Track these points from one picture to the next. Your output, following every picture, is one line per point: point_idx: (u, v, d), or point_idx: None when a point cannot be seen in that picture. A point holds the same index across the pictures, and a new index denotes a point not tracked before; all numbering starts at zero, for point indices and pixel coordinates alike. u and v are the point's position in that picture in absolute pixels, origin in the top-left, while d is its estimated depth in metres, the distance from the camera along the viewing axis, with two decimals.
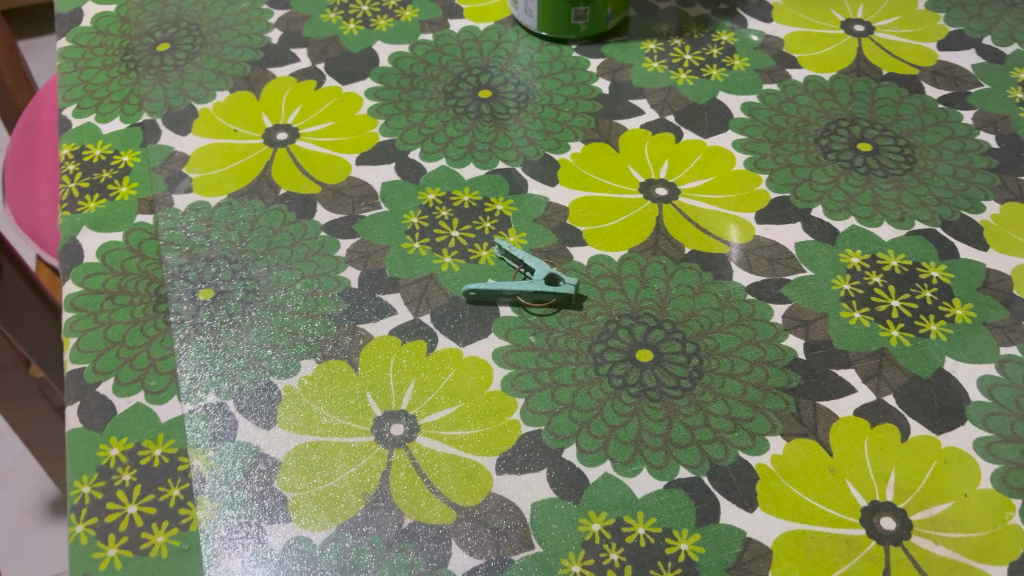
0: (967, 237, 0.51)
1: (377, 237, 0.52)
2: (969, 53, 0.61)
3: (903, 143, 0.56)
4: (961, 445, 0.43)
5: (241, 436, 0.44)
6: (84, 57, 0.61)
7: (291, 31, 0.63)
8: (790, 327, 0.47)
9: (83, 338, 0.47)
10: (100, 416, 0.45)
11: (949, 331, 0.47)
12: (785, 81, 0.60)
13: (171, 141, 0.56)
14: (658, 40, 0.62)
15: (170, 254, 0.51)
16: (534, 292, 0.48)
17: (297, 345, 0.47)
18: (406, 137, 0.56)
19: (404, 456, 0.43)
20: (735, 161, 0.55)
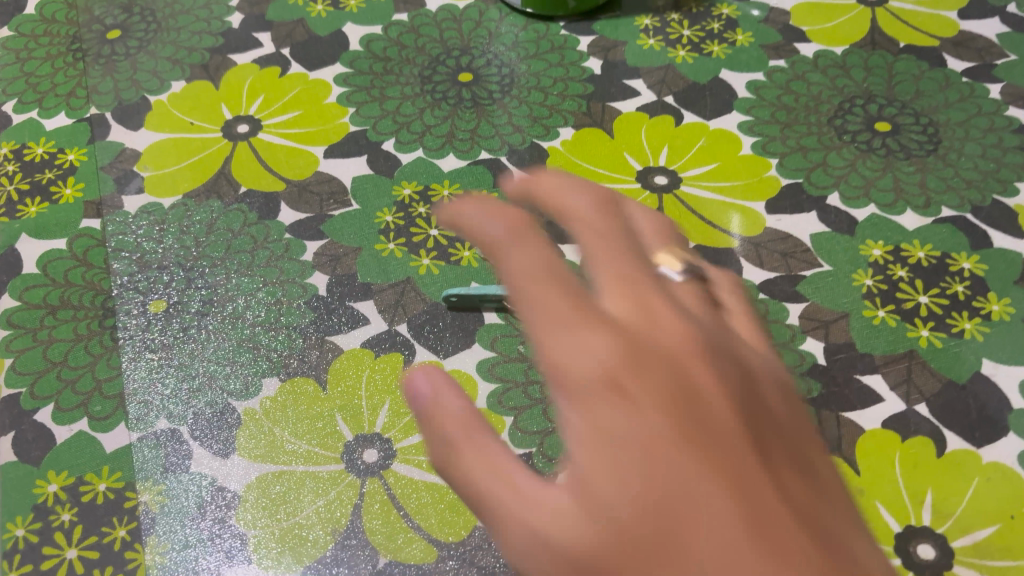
0: (1000, 224, 0.46)
1: (347, 239, 0.47)
2: (993, 22, 0.56)
3: (924, 122, 0.51)
4: (1004, 459, 0.38)
5: (196, 466, 0.39)
6: (27, 47, 0.56)
7: (254, 14, 0.58)
8: (808, 329, 0.43)
9: (20, 359, 0.42)
10: (37, 448, 0.40)
11: (986, 329, 0.42)
12: (793, 56, 0.54)
13: (122, 138, 0.51)
14: (654, 14, 0.57)
15: (119, 262, 0.46)
16: None
17: (258, 362, 0.42)
18: (378, 126, 0.51)
19: (378, 486, 0.38)
20: (741, 145, 0.50)
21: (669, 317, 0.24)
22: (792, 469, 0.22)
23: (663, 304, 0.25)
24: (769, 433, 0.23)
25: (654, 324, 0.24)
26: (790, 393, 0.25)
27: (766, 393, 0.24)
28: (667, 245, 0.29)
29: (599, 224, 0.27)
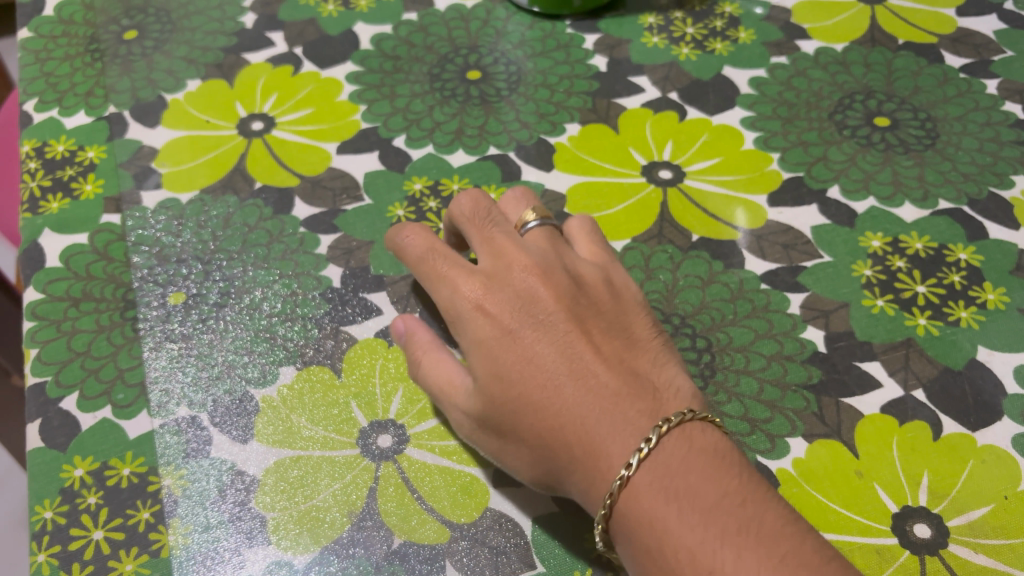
0: (996, 216, 0.47)
1: (360, 232, 0.48)
2: (990, 19, 0.57)
3: (923, 117, 0.52)
4: (998, 443, 0.40)
5: (216, 451, 0.40)
6: (46, 48, 0.58)
7: (267, 15, 0.60)
8: (809, 318, 0.44)
9: (45, 349, 0.44)
10: (63, 434, 0.41)
11: (981, 318, 0.43)
12: (794, 53, 0.56)
13: (140, 135, 0.53)
14: (658, 13, 0.59)
15: (139, 256, 0.47)
16: None
17: (275, 351, 0.44)
18: (389, 123, 0.53)
19: (392, 470, 0.40)
20: (743, 140, 0.51)
21: (522, 261, 0.39)
22: (602, 328, 0.38)
23: (509, 247, 0.40)
24: (587, 315, 0.38)
25: (509, 274, 0.38)
26: (612, 285, 0.40)
27: (591, 286, 0.39)
28: (527, 208, 0.43)
29: (468, 209, 0.42)
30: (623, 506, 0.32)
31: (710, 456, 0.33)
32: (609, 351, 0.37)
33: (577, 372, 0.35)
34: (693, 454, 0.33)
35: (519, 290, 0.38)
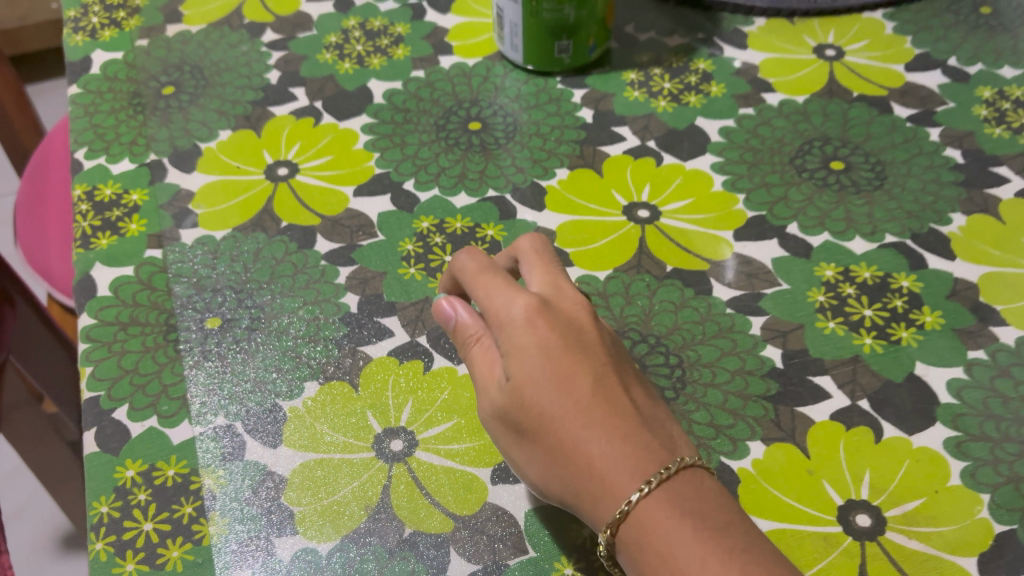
0: (935, 248, 0.54)
1: (374, 264, 0.54)
2: (935, 73, 0.64)
3: (873, 161, 0.58)
4: (931, 445, 0.45)
5: (250, 455, 0.46)
6: (93, 102, 0.65)
7: (290, 71, 0.67)
8: (768, 337, 0.50)
9: (98, 367, 0.50)
10: (116, 440, 0.47)
11: (920, 337, 0.50)
12: (760, 104, 0.63)
13: (178, 179, 0.59)
14: (639, 70, 0.66)
15: (179, 286, 0.53)
16: None
17: (300, 368, 0.50)
18: (400, 168, 0.60)
19: (404, 470, 0.46)
20: (713, 183, 0.58)
21: (572, 298, 0.42)
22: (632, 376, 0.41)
23: (564, 284, 0.43)
24: (621, 359, 0.41)
25: (559, 304, 0.42)
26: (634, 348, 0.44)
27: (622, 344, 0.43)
28: None
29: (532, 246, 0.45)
30: (630, 523, 0.36)
31: (716, 496, 0.37)
32: (636, 393, 0.40)
33: (610, 398, 0.39)
34: (704, 488, 0.37)
35: (568, 319, 0.41)
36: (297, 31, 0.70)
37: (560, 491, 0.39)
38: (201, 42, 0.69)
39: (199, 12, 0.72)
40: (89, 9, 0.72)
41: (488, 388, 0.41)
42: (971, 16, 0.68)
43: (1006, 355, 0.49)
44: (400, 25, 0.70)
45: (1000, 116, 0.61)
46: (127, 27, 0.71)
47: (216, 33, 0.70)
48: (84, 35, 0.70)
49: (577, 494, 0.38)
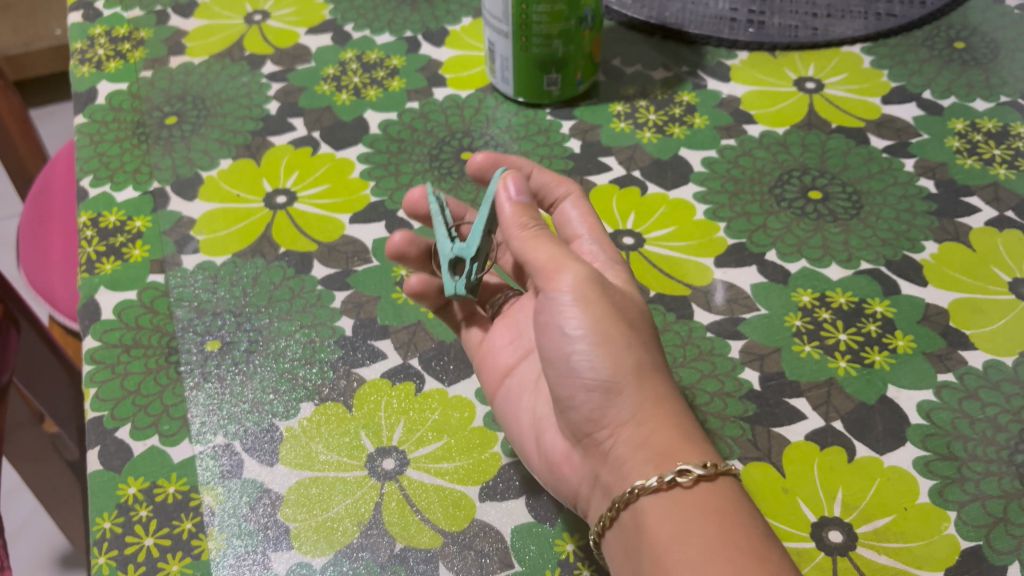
0: (908, 275, 0.56)
1: (369, 289, 0.57)
2: (910, 106, 0.67)
3: (850, 191, 0.61)
4: (901, 464, 0.47)
5: (247, 473, 0.48)
6: (99, 132, 0.67)
7: (289, 102, 0.69)
8: (746, 360, 0.52)
9: (101, 388, 0.51)
10: (119, 458, 0.48)
11: (892, 360, 0.52)
12: (742, 136, 0.65)
13: (180, 207, 0.61)
14: (625, 102, 0.68)
15: (181, 309, 0.55)
16: (449, 255, 0.50)
17: (297, 389, 0.52)
18: (394, 197, 0.62)
19: (395, 487, 0.47)
20: (695, 211, 0.60)
21: None
22: None
23: None
24: None
25: None
26: None
27: None
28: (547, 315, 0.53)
29: None
30: (716, 475, 0.39)
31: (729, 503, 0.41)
32: None
33: None
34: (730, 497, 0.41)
35: None
36: (297, 63, 0.73)
37: (634, 393, 0.41)
38: (203, 73, 0.72)
39: (201, 45, 0.74)
40: (95, 41, 0.75)
41: (579, 263, 0.45)
42: (945, 51, 0.70)
43: (974, 378, 0.51)
44: (395, 57, 0.73)
45: (972, 147, 0.63)
46: (132, 59, 0.73)
47: (217, 64, 0.73)
48: (90, 66, 0.73)
49: (656, 406, 0.41)
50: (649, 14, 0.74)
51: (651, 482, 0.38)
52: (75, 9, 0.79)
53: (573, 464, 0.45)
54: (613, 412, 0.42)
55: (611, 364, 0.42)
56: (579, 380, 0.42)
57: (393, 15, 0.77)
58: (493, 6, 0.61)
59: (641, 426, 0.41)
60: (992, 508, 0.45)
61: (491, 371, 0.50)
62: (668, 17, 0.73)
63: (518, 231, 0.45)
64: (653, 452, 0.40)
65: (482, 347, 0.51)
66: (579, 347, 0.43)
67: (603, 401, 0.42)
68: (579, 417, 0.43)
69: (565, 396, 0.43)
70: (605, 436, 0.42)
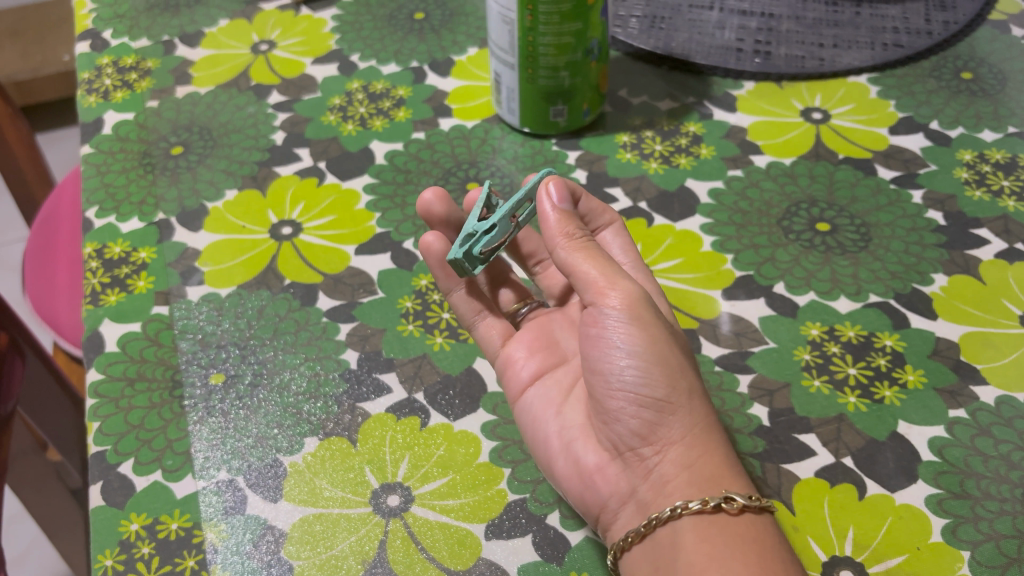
0: (919, 308, 0.55)
1: (374, 321, 0.56)
2: (918, 137, 0.66)
3: (858, 223, 0.60)
4: (914, 502, 0.46)
5: (251, 509, 0.47)
6: (105, 162, 0.67)
7: (295, 133, 0.69)
8: (756, 396, 0.51)
9: (105, 423, 0.51)
10: (121, 494, 0.48)
11: (903, 396, 0.51)
12: (748, 167, 0.65)
13: (185, 238, 0.61)
14: (631, 133, 0.68)
15: (185, 342, 0.55)
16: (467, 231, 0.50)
17: (301, 424, 0.51)
18: (400, 228, 0.62)
19: (400, 525, 0.47)
20: (703, 243, 0.60)
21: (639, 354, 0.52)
22: None
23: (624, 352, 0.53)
24: None
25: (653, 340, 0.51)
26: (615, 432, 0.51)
27: None
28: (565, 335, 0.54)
29: None
30: (759, 508, 0.41)
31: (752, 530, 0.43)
32: None
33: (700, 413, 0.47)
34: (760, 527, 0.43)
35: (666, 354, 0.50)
36: (303, 93, 0.73)
37: (683, 415, 0.43)
38: (210, 103, 0.72)
39: (208, 74, 0.75)
40: (102, 71, 0.75)
41: (630, 279, 0.46)
42: (952, 81, 0.70)
43: (986, 414, 0.50)
44: (401, 87, 0.73)
45: (981, 179, 0.63)
46: (139, 89, 0.73)
47: (224, 94, 0.73)
48: (97, 96, 0.73)
49: (705, 431, 0.43)
50: (655, 43, 0.73)
51: (696, 504, 0.41)
52: (83, 39, 0.79)
53: (606, 475, 0.45)
54: (661, 431, 0.43)
55: (666, 384, 0.43)
56: (631, 396, 0.43)
57: (399, 45, 0.77)
58: (499, 37, 0.61)
59: (689, 449, 0.43)
60: (1007, 548, 0.45)
61: (513, 380, 0.50)
62: (674, 47, 0.73)
63: (569, 244, 0.47)
64: (698, 478, 0.42)
65: (508, 354, 0.52)
66: (633, 364, 0.43)
67: (653, 418, 0.43)
68: (624, 431, 0.44)
69: (613, 409, 0.44)
70: (650, 452, 0.43)
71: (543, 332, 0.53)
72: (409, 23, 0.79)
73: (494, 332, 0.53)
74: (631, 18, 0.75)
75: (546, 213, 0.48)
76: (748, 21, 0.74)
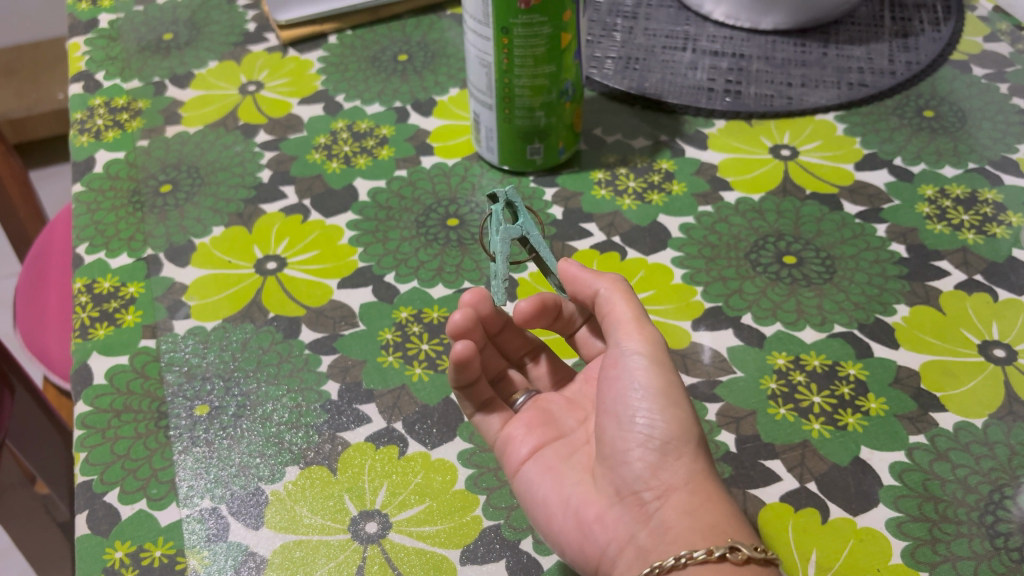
0: (881, 337, 0.57)
1: (355, 353, 0.58)
2: (882, 172, 0.69)
3: (824, 256, 0.63)
4: (874, 524, 0.48)
5: (233, 536, 0.49)
6: (96, 200, 0.69)
7: (280, 171, 0.71)
8: (723, 423, 0.53)
9: (92, 453, 0.52)
10: (106, 523, 0.49)
11: (865, 423, 0.53)
12: (718, 202, 0.67)
13: (172, 273, 0.63)
14: (606, 170, 0.71)
15: (171, 374, 0.57)
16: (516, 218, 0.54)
17: (282, 453, 0.53)
18: (381, 263, 0.64)
19: (377, 551, 0.48)
20: (674, 276, 0.62)
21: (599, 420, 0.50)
22: None
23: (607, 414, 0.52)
24: None
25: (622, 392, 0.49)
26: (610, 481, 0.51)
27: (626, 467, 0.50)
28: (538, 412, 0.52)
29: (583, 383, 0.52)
30: (763, 560, 0.42)
31: None
32: None
33: None
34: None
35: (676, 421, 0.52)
36: (289, 132, 0.75)
37: (688, 462, 0.45)
38: (198, 142, 0.74)
39: (196, 114, 0.77)
40: (95, 111, 0.77)
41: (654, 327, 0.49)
42: (915, 119, 0.73)
43: (945, 440, 0.52)
44: (385, 127, 0.76)
45: (942, 213, 0.65)
46: (130, 128, 0.76)
47: (212, 134, 0.75)
48: (89, 136, 0.75)
49: (708, 481, 0.45)
50: (629, 84, 0.76)
51: (700, 553, 0.41)
52: (76, 80, 0.81)
53: (604, 524, 0.46)
54: (665, 475, 0.45)
55: (676, 428, 0.45)
56: (644, 438, 0.45)
57: (382, 86, 0.80)
58: (477, 79, 0.64)
59: (691, 497, 0.44)
60: (963, 569, 0.46)
61: (509, 458, 0.50)
62: (648, 87, 0.76)
63: (611, 283, 0.50)
64: (700, 524, 0.43)
65: (507, 435, 0.51)
66: (645, 408, 0.46)
67: (657, 461, 0.45)
68: (629, 475, 0.45)
69: (622, 451, 0.46)
70: (651, 497, 0.45)
71: (543, 411, 0.53)
72: (393, 65, 0.82)
73: (493, 420, 0.52)
74: (607, 60, 0.78)
75: (569, 268, 0.52)
76: (719, 62, 0.77)
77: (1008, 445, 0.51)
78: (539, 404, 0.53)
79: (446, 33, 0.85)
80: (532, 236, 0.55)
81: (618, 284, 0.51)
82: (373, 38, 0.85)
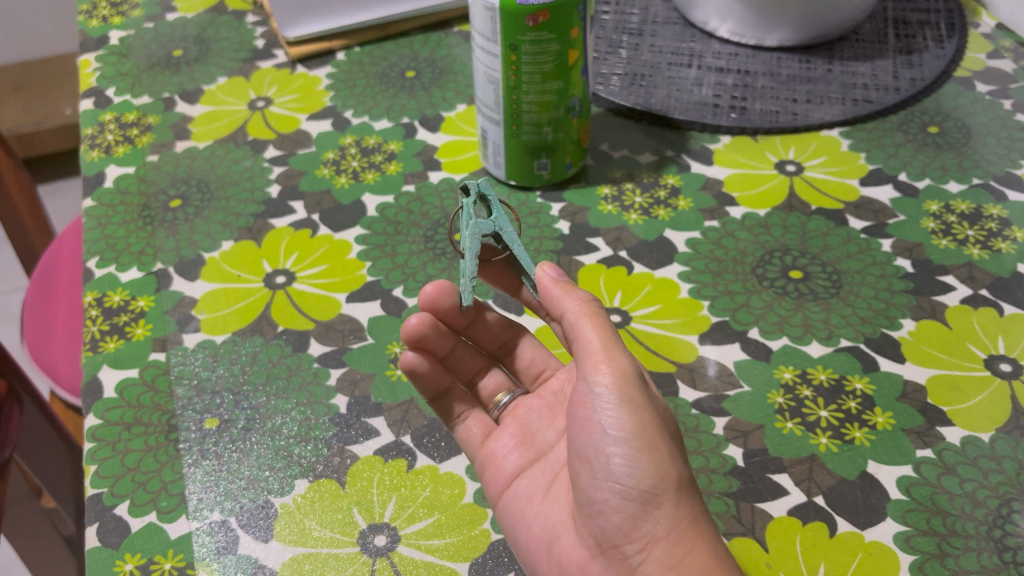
0: (887, 352, 0.58)
1: (364, 366, 0.58)
2: (887, 188, 0.69)
3: (830, 271, 0.63)
4: (883, 539, 0.48)
5: (242, 549, 0.49)
6: (106, 214, 0.70)
7: (290, 186, 0.72)
8: (730, 437, 0.53)
9: (102, 466, 0.53)
10: (116, 535, 0.49)
11: (872, 437, 0.53)
12: (724, 217, 0.68)
13: (182, 287, 0.64)
14: (612, 185, 0.71)
15: (181, 388, 0.57)
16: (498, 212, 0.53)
17: (291, 466, 0.53)
18: (390, 277, 0.64)
19: (386, 564, 0.48)
20: (680, 290, 0.62)
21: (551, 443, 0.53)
22: None
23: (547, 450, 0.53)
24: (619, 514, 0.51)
25: None
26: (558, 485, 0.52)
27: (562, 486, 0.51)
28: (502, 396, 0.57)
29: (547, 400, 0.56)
30: None
31: None
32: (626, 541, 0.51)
33: None
34: None
35: None
36: (297, 148, 0.76)
37: (671, 510, 0.43)
38: (207, 157, 0.75)
39: (206, 130, 0.78)
40: (105, 127, 0.78)
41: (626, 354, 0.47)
42: (920, 135, 0.74)
43: (952, 454, 0.52)
44: (392, 142, 0.76)
45: (947, 228, 0.66)
46: (140, 144, 0.76)
47: (222, 149, 0.76)
48: (99, 151, 0.76)
49: (691, 526, 0.43)
50: (635, 100, 0.76)
51: None
52: (87, 96, 0.82)
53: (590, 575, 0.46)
54: (647, 526, 0.44)
55: (653, 474, 0.44)
56: (621, 488, 0.44)
57: (390, 102, 0.80)
58: (484, 96, 0.64)
59: (677, 548, 0.43)
60: None
61: (496, 474, 0.51)
62: (653, 103, 0.76)
63: (579, 306, 0.49)
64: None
65: (488, 452, 0.52)
66: (619, 452, 0.44)
67: (637, 512, 0.44)
68: (609, 526, 0.45)
69: (598, 501, 0.45)
70: (633, 550, 0.44)
71: (522, 426, 0.55)
72: (401, 81, 0.83)
73: (473, 431, 0.53)
74: (613, 76, 0.79)
75: (546, 285, 0.50)
76: (725, 78, 0.77)
77: (1016, 460, 0.51)
78: (517, 416, 0.56)
79: (453, 49, 0.86)
80: (506, 232, 0.53)
81: (588, 305, 0.49)
82: (381, 54, 0.86)
